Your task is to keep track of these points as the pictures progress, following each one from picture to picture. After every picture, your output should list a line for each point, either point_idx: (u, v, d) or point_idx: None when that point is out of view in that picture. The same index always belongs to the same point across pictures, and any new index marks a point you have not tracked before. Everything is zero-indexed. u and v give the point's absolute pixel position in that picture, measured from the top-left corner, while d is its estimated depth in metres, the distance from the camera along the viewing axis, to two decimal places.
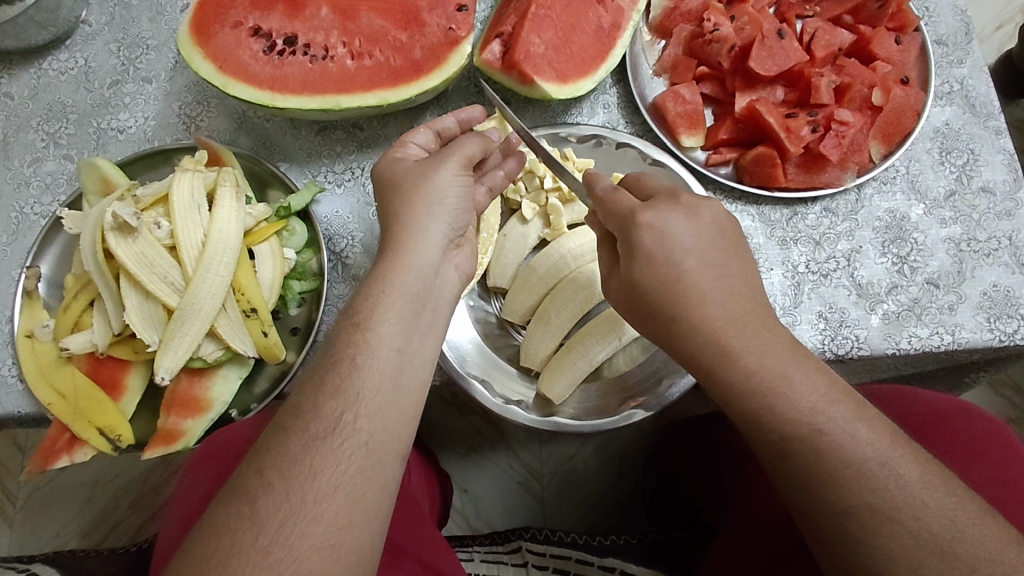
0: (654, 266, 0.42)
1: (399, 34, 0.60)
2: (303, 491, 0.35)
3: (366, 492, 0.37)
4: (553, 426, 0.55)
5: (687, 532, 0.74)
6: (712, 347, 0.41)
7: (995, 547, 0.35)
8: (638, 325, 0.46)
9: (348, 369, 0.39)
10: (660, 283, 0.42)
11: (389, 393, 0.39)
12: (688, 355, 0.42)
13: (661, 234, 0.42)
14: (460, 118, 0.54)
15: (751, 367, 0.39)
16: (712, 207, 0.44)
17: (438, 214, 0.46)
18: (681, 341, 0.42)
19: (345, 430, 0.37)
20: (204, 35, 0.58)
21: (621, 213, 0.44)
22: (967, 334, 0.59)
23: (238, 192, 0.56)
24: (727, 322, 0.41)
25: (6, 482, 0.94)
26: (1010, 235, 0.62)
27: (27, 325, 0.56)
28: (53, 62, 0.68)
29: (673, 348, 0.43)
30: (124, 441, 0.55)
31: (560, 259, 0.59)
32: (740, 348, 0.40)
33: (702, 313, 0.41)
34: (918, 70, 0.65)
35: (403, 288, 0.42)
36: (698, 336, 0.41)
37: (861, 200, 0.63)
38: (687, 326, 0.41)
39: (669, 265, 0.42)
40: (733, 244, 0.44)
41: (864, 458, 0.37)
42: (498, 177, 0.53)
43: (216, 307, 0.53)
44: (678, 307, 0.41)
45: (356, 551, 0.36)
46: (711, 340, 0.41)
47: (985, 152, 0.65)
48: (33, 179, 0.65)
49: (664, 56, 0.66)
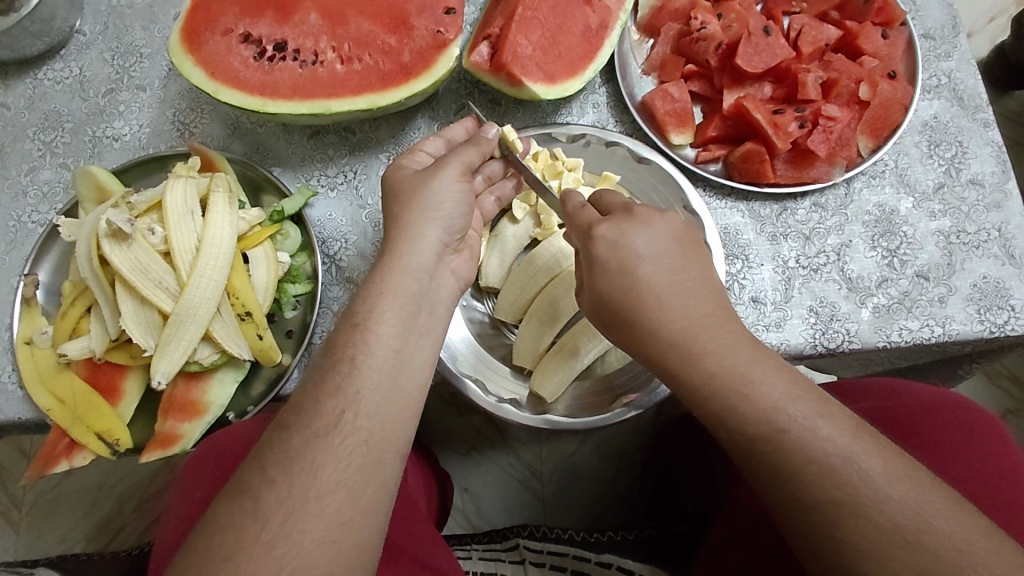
0: (619, 283, 0.43)
1: (387, 37, 0.61)
2: (306, 487, 0.36)
3: (366, 489, 0.37)
4: (546, 423, 0.55)
5: (683, 527, 0.75)
6: (682, 348, 0.41)
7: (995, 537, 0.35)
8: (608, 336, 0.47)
9: (347, 367, 0.39)
10: (620, 289, 0.43)
11: (389, 392, 0.40)
12: (658, 358, 0.42)
13: (616, 244, 0.44)
14: (469, 128, 0.55)
15: (741, 362, 0.40)
16: (668, 216, 0.46)
17: (432, 219, 0.46)
18: (659, 344, 0.42)
19: (346, 429, 0.38)
20: (195, 42, 0.59)
21: (583, 224, 0.46)
22: (957, 326, 0.59)
23: (231, 198, 0.57)
24: (685, 325, 0.42)
25: (10, 489, 0.95)
26: (999, 226, 0.62)
27: (26, 332, 0.57)
28: (49, 72, 0.69)
29: (639, 355, 0.44)
30: (122, 445, 0.55)
31: (550, 258, 0.60)
32: (714, 349, 0.41)
33: (663, 314, 0.42)
34: (905, 65, 0.66)
35: (405, 291, 0.43)
36: (660, 337, 0.42)
37: (850, 194, 0.64)
38: (656, 336, 0.42)
39: (627, 281, 0.43)
40: (690, 250, 0.45)
41: (863, 451, 0.37)
42: (506, 189, 0.56)
43: (211, 312, 0.54)
44: (640, 312, 0.42)
45: (357, 547, 0.36)
46: (674, 343, 0.41)
47: (974, 144, 0.65)
48: (30, 188, 0.66)
49: (652, 55, 0.67)
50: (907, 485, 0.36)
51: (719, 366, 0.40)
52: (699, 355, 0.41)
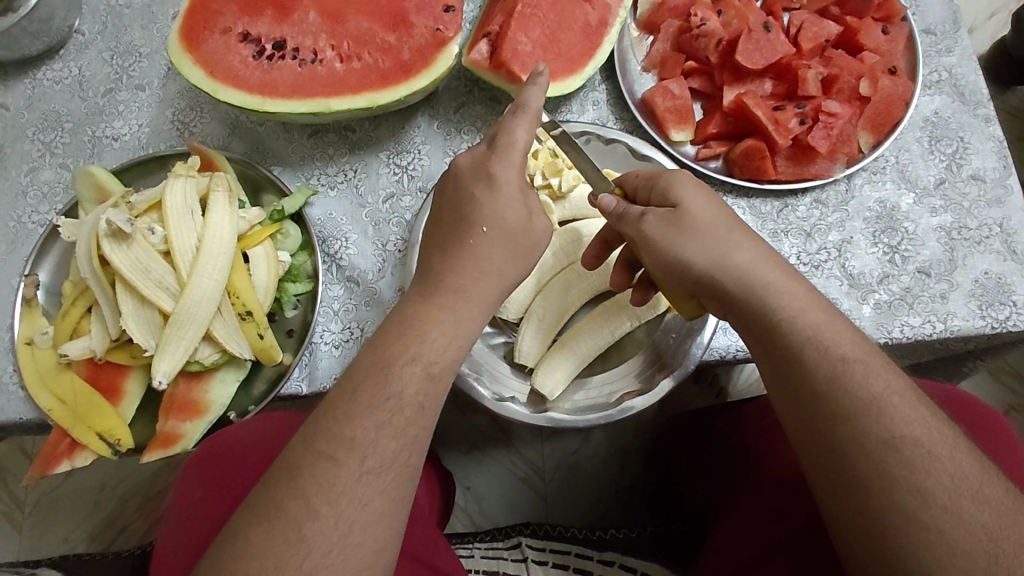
0: (701, 238, 0.44)
1: (387, 35, 0.60)
2: (315, 501, 0.36)
3: (371, 508, 0.37)
4: (548, 422, 0.55)
5: (684, 525, 0.75)
6: (765, 266, 0.43)
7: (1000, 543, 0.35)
8: (672, 270, 0.46)
9: (355, 379, 0.39)
10: (706, 210, 0.45)
11: (404, 406, 0.39)
12: (742, 272, 0.43)
13: (696, 183, 0.46)
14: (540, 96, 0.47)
15: (812, 329, 0.41)
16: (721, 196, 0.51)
17: (476, 231, 0.44)
18: (736, 303, 0.43)
19: (362, 448, 0.37)
20: (194, 41, 0.59)
21: (647, 176, 0.48)
22: (959, 321, 0.59)
23: (231, 197, 0.57)
24: (763, 254, 0.44)
25: (13, 490, 0.95)
26: (1000, 222, 0.62)
27: (27, 332, 0.57)
28: (48, 72, 0.69)
29: (719, 270, 0.44)
30: (123, 445, 0.55)
31: (550, 257, 0.60)
32: (791, 304, 0.42)
33: (747, 240, 0.44)
34: (906, 60, 0.65)
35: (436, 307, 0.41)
36: (742, 253, 0.43)
37: (851, 190, 0.63)
38: (737, 296, 0.43)
39: (708, 233, 0.44)
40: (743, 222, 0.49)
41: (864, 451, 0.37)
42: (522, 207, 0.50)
43: (212, 310, 0.54)
44: (724, 231, 0.44)
45: (361, 556, 0.36)
46: (759, 260, 0.43)
47: (975, 139, 0.65)
48: (30, 189, 0.65)
49: (652, 51, 0.67)
50: (916, 492, 0.36)
51: (800, 330, 0.41)
52: (775, 320, 0.42)
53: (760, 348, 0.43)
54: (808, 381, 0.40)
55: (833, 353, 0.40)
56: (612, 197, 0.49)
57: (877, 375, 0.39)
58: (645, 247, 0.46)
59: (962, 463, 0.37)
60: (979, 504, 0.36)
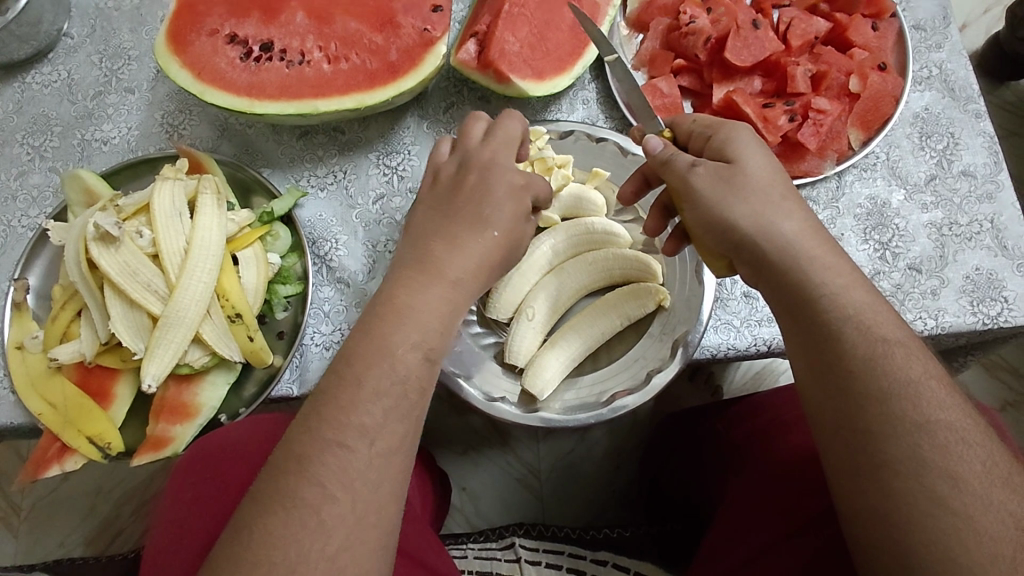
0: (752, 200, 0.43)
1: (374, 36, 0.60)
2: (306, 502, 0.36)
3: (365, 516, 0.36)
4: (540, 422, 0.55)
5: (679, 523, 0.75)
6: (814, 237, 0.43)
7: (994, 540, 0.35)
8: (717, 227, 0.45)
9: (346, 377, 0.38)
10: (764, 172, 0.44)
11: (397, 397, 0.39)
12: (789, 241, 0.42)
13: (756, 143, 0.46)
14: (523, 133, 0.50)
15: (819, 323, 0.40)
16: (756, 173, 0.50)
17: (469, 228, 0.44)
18: (772, 268, 0.43)
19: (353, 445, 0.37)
20: (181, 44, 0.59)
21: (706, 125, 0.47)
22: (950, 318, 0.59)
23: (220, 200, 0.57)
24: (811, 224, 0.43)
25: (8, 495, 0.95)
26: (991, 218, 0.62)
27: (17, 337, 0.57)
28: (37, 75, 0.69)
29: (769, 234, 0.43)
30: (114, 448, 0.55)
31: (541, 255, 0.60)
32: (836, 281, 0.41)
33: (800, 209, 0.44)
34: (895, 56, 0.65)
35: (422, 305, 0.41)
36: (791, 221, 0.43)
37: (842, 187, 0.63)
38: (775, 263, 0.42)
39: (763, 197, 0.43)
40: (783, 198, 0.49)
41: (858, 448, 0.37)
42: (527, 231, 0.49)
43: (201, 313, 0.54)
44: (780, 195, 0.44)
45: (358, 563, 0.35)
46: (808, 229, 0.43)
47: (965, 135, 0.65)
48: (19, 193, 0.65)
49: (642, 49, 0.66)
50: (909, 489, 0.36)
51: (843, 307, 0.40)
52: (815, 296, 0.41)
53: (787, 313, 0.43)
54: (844, 358, 0.39)
55: (875, 333, 0.39)
56: (658, 139, 0.49)
57: (873, 372, 0.38)
58: (691, 200, 0.45)
59: (957, 461, 0.36)
60: (977, 503, 0.35)
